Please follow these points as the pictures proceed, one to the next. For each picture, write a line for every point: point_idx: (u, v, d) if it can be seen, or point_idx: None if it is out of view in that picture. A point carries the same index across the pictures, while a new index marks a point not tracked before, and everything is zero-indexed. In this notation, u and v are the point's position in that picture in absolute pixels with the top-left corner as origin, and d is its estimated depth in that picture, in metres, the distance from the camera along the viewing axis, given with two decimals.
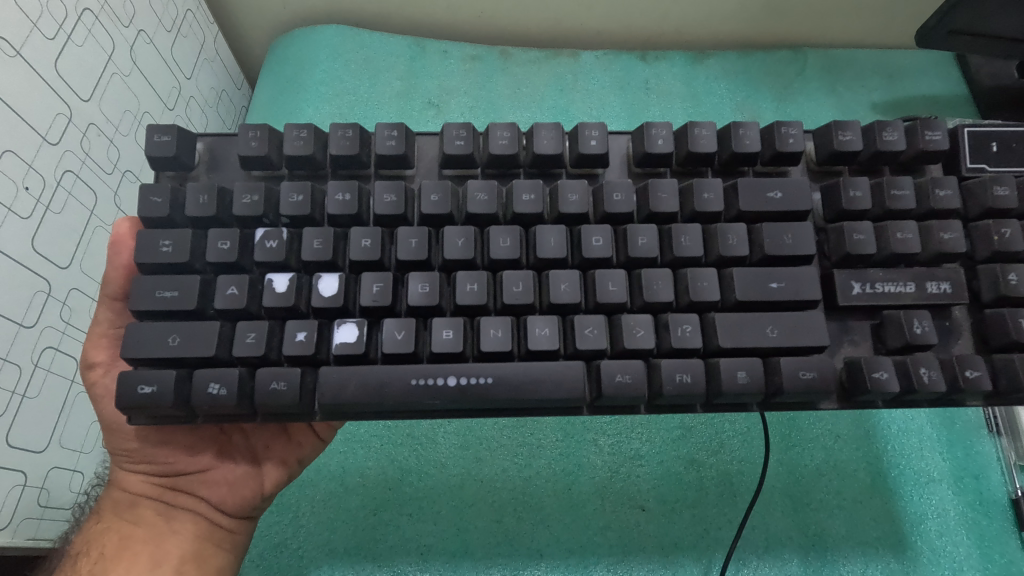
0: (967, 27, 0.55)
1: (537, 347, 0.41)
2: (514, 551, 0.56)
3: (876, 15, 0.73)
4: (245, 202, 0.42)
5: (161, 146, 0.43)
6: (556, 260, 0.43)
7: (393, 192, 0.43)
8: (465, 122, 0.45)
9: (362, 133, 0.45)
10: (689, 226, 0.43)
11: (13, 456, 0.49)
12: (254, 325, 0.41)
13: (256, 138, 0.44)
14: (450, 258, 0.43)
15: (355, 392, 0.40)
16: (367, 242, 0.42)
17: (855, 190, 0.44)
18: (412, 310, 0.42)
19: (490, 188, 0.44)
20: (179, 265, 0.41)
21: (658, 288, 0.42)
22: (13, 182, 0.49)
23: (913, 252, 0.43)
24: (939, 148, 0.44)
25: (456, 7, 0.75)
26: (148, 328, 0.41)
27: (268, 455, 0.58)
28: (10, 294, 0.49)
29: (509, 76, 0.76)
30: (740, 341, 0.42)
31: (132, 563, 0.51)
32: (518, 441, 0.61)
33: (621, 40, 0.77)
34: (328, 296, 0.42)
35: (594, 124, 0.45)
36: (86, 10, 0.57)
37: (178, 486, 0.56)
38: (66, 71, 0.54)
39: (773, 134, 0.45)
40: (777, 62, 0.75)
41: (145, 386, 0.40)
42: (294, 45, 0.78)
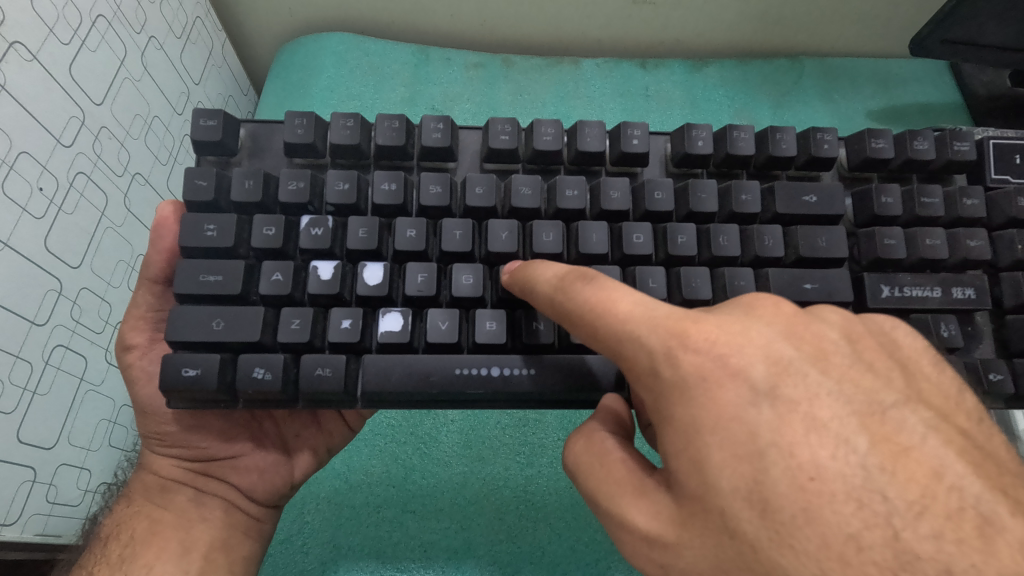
0: (961, 36, 0.56)
1: (580, 341, 0.42)
2: (515, 548, 0.57)
3: (875, 24, 0.74)
4: (291, 189, 0.43)
5: (207, 131, 0.44)
6: (598, 255, 0.44)
7: (439, 183, 0.44)
8: (510, 117, 0.46)
9: (408, 124, 0.46)
10: (727, 226, 0.44)
11: (21, 452, 0.50)
12: (299, 311, 0.41)
13: (302, 125, 0.44)
14: (495, 250, 0.43)
15: (400, 379, 0.42)
16: (412, 233, 0.43)
17: (887, 197, 0.45)
18: (455, 301, 0.43)
19: (534, 183, 0.45)
20: (224, 249, 0.42)
21: (697, 286, 0.43)
22: (27, 183, 0.50)
23: (941, 258, 0.44)
24: (967, 158, 0.46)
25: (458, 16, 0.76)
26: (191, 311, 0.41)
27: (299, 445, 0.58)
28: (22, 294, 0.50)
29: (511, 83, 0.77)
30: None
31: (162, 548, 0.51)
32: (519, 440, 0.62)
33: (621, 49, 0.79)
34: (374, 284, 0.42)
35: (637, 123, 0.46)
36: (100, 16, 0.58)
37: (208, 472, 0.55)
38: (79, 75, 0.56)
39: (808, 140, 0.46)
40: (774, 69, 0.76)
41: (190, 368, 0.40)
42: (300, 53, 0.79)
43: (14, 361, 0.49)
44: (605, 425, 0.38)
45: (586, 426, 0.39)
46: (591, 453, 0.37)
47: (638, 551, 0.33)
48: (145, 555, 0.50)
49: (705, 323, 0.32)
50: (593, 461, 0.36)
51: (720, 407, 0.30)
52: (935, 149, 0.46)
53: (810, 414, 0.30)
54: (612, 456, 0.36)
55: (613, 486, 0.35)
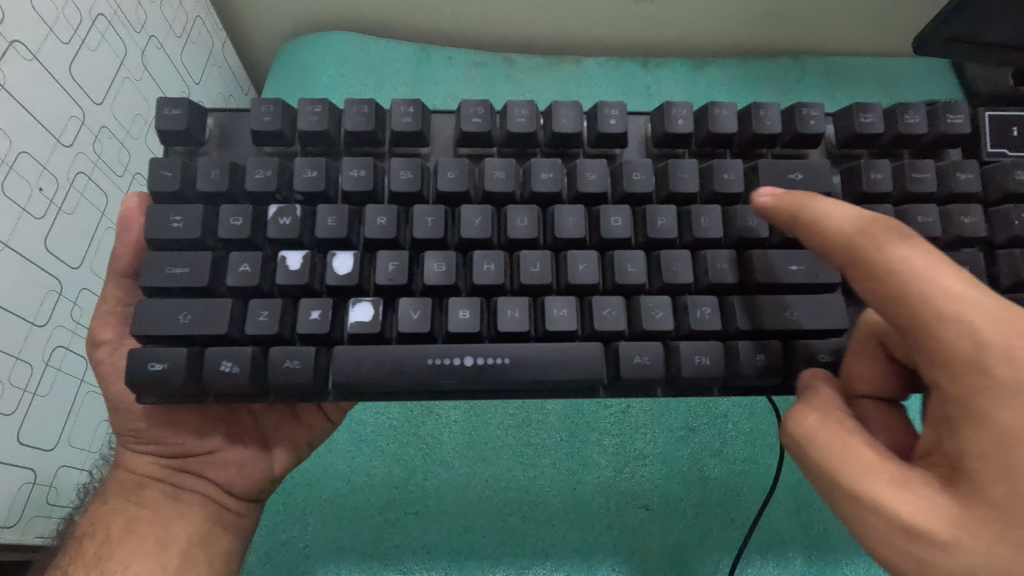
0: (966, 34, 0.56)
1: (555, 328, 0.42)
2: (519, 550, 0.57)
3: (876, 22, 0.73)
4: (257, 177, 0.43)
5: (171, 120, 0.44)
6: (574, 240, 0.44)
7: (409, 168, 0.44)
8: (482, 100, 0.46)
9: (378, 109, 0.45)
10: (709, 208, 0.44)
11: (23, 454, 0.50)
12: (266, 303, 0.42)
13: (268, 113, 0.44)
14: (467, 236, 0.43)
15: (371, 370, 0.41)
16: (382, 220, 0.43)
17: (877, 172, 0.45)
18: (427, 289, 0.43)
19: (507, 167, 0.45)
20: (190, 241, 0.42)
21: (678, 269, 0.43)
22: (27, 183, 0.50)
23: (934, 235, 0.44)
24: (960, 132, 0.45)
25: (460, 15, 0.76)
26: (157, 304, 0.41)
27: (278, 438, 0.59)
28: (23, 295, 0.50)
29: (512, 82, 0.77)
30: (761, 324, 0.43)
31: (139, 545, 0.51)
32: (522, 441, 0.62)
33: (624, 48, 0.79)
34: (343, 274, 0.42)
35: (614, 103, 0.46)
36: (99, 15, 0.58)
37: (185, 468, 0.55)
38: (80, 74, 0.56)
39: (794, 116, 0.46)
40: (776, 68, 0.76)
41: (156, 363, 0.40)
42: (302, 49, 0.79)
43: (14, 362, 0.49)
44: (840, 405, 0.38)
45: (819, 403, 0.39)
46: (830, 431, 0.37)
47: (891, 538, 0.33)
48: (120, 552, 0.50)
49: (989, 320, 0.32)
50: (831, 440, 0.36)
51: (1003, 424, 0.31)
52: (927, 123, 0.46)
53: None
54: (854, 438, 0.36)
55: (861, 469, 0.34)
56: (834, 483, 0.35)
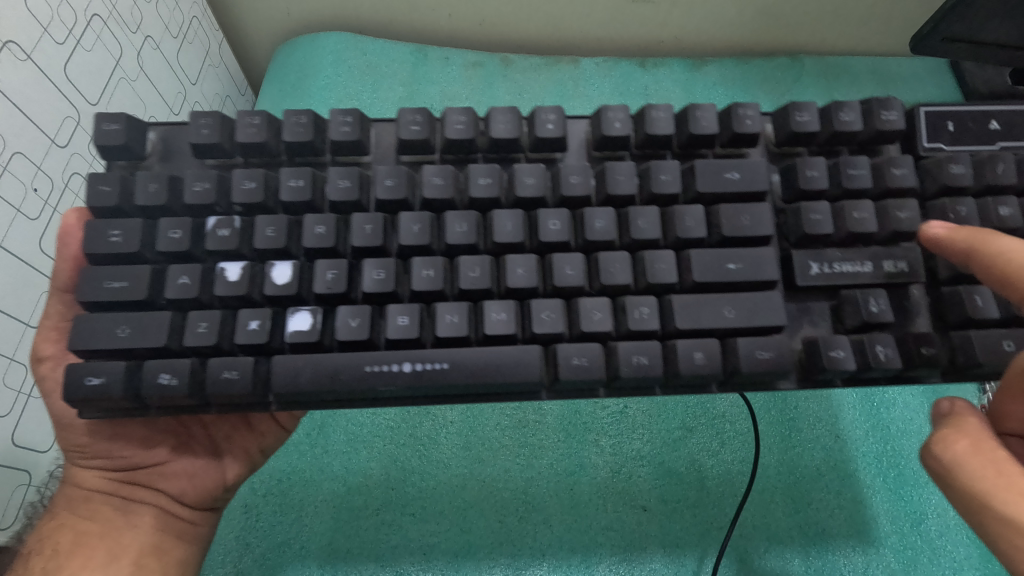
0: (964, 34, 0.55)
1: (493, 332, 0.41)
2: (516, 550, 0.57)
3: (871, 24, 0.73)
4: (196, 190, 0.43)
5: (109, 135, 0.44)
6: (513, 244, 0.43)
7: (348, 177, 0.44)
8: (421, 108, 0.45)
9: (317, 120, 0.45)
10: (647, 209, 0.43)
11: (14, 456, 0.51)
12: (205, 314, 0.41)
13: (207, 125, 0.44)
14: (407, 243, 0.42)
15: (309, 378, 0.41)
16: (321, 229, 0.43)
17: (812, 171, 0.44)
18: (367, 297, 0.42)
19: (445, 173, 0.44)
20: (129, 255, 0.42)
21: (615, 271, 0.43)
22: (22, 184, 0.50)
23: (869, 231, 0.43)
24: (894, 128, 0.44)
25: (457, 15, 0.76)
26: (96, 319, 0.41)
27: (230, 447, 0.59)
28: (20, 296, 0.50)
29: (509, 83, 0.77)
30: (698, 321, 0.42)
31: (88, 557, 0.50)
32: (519, 442, 0.62)
33: (622, 48, 0.78)
34: (282, 284, 0.42)
35: (550, 108, 0.45)
36: (94, 15, 0.58)
37: (136, 480, 0.55)
38: (76, 75, 0.56)
39: (731, 116, 0.45)
40: (774, 68, 0.75)
41: (93, 378, 0.40)
42: (297, 52, 0.79)
43: (7, 363, 0.50)
44: (992, 437, 0.37)
45: (971, 432, 0.38)
46: (983, 459, 0.36)
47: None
48: (69, 565, 0.49)
49: None
50: (983, 467, 0.35)
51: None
52: (862, 121, 0.45)
53: None
54: (1011, 467, 0.35)
55: (1016, 496, 0.33)
56: (985, 507, 0.34)
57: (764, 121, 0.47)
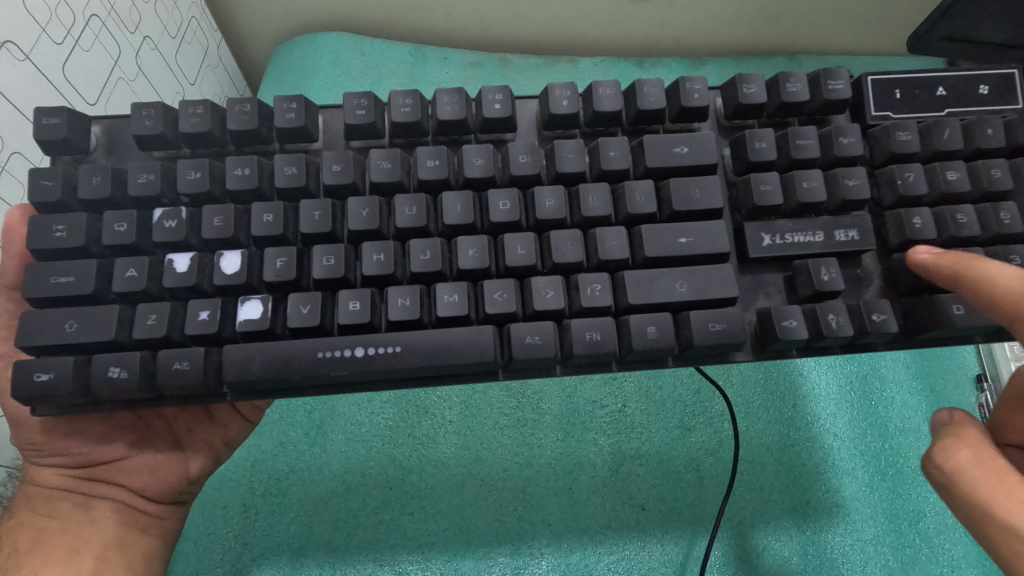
0: (955, 34, 0.55)
1: (445, 314, 0.41)
2: (515, 550, 0.57)
3: (867, 23, 0.73)
4: (140, 182, 0.43)
5: (51, 130, 0.44)
6: (464, 225, 0.43)
7: (293, 164, 0.44)
8: (366, 91, 0.45)
9: (262, 107, 0.45)
10: (595, 186, 0.43)
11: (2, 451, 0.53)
12: (154, 306, 0.41)
13: (149, 117, 0.44)
14: (354, 228, 0.43)
15: (262, 365, 0.41)
16: (269, 217, 0.43)
17: (760, 142, 0.44)
18: (318, 283, 0.42)
19: (392, 156, 0.44)
20: (75, 249, 0.42)
21: (566, 249, 0.42)
22: (19, 182, 0.51)
23: (818, 201, 0.43)
24: (842, 97, 0.44)
25: (455, 15, 0.76)
26: (44, 315, 0.41)
27: (192, 441, 0.59)
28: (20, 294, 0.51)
29: (508, 82, 0.77)
30: (650, 296, 0.42)
31: (48, 553, 0.50)
32: (518, 441, 0.62)
33: (622, 47, 0.78)
34: (230, 273, 0.42)
35: (497, 87, 0.44)
36: (93, 15, 0.58)
37: (95, 476, 0.55)
38: (73, 75, 0.56)
39: (678, 90, 0.44)
40: (771, 67, 0.75)
41: (41, 374, 0.40)
42: (295, 51, 0.79)
43: None
44: (990, 444, 0.38)
45: (970, 440, 0.38)
46: (981, 466, 0.36)
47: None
48: (28, 562, 0.49)
49: None
50: (983, 474, 0.36)
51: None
52: (810, 91, 0.45)
53: None
54: (1010, 475, 0.35)
55: (1015, 502, 0.34)
56: (985, 514, 0.34)
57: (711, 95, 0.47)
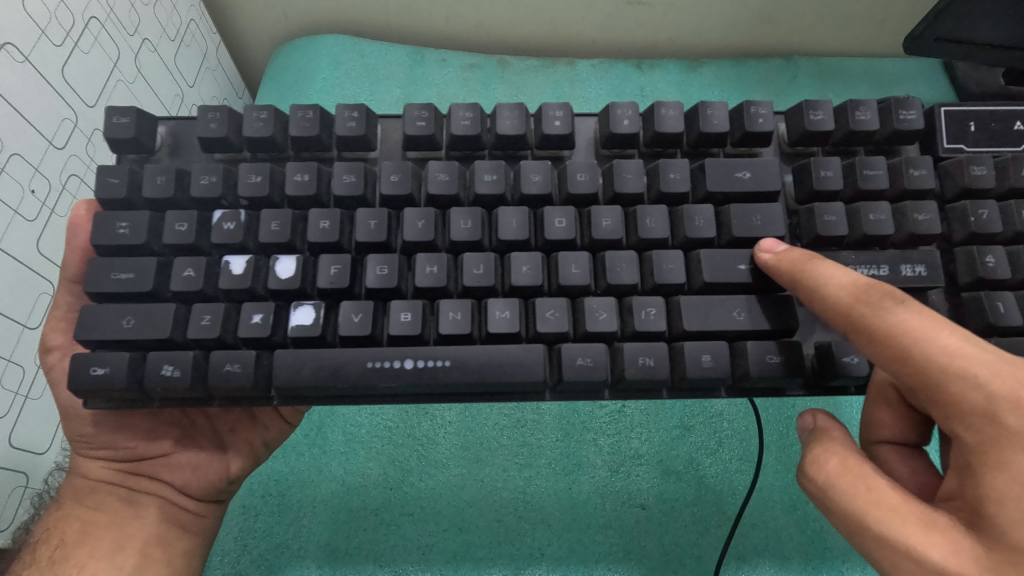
0: (954, 35, 0.56)
1: (497, 330, 0.41)
2: (515, 551, 0.57)
3: (864, 23, 0.73)
4: (203, 183, 0.43)
5: (120, 129, 0.44)
6: (517, 242, 0.43)
7: (352, 171, 0.44)
8: (427, 102, 0.45)
9: (324, 114, 0.45)
10: (655, 208, 0.43)
11: (14, 457, 0.51)
12: (209, 307, 0.41)
13: (215, 120, 0.44)
14: (410, 239, 0.43)
15: (311, 373, 0.41)
16: (325, 224, 0.43)
17: (826, 170, 0.44)
18: (370, 293, 0.42)
19: (450, 169, 0.44)
20: (137, 247, 0.42)
21: (621, 271, 0.43)
22: (20, 186, 0.51)
23: (885, 233, 0.43)
24: (912, 127, 0.44)
25: (455, 18, 0.76)
26: (103, 310, 0.41)
27: (234, 441, 0.59)
28: (14, 296, 0.51)
29: (507, 84, 0.77)
30: (706, 323, 0.42)
31: (95, 546, 0.51)
32: (518, 442, 0.62)
33: (620, 49, 0.79)
34: (285, 278, 0.42)
35: (558, 104, 0.45)
36: (92, 19, 0.58)
37: (141, 471, 0.55)
38: (72, 78, 0.56)
39: (742, 114, 0.45)
40: (769, 69, 0.76)
41: (97, 368, 0.40)
42: (294, 54, 0.79)
43: (3, 365, 0.50)
44: (854, 447, 0.38)
45: (836, 446, 0.38)
46: (853, 476, 0.36)
47: None
48: (76, 555, 0.50)
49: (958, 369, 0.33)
50: (854, 484, 0.36)
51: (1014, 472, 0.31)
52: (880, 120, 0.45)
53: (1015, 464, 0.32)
54: (879, 482, 0.35)
55: (888, 511, 0.34)
56: (866, 527, 0.35)
57: (777, 120, 0.47)
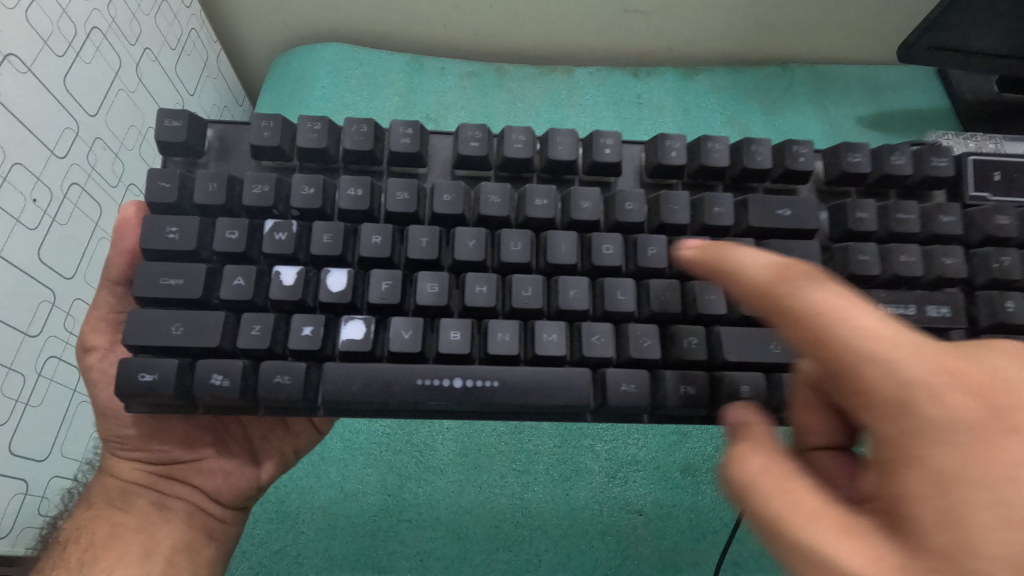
0: (948, 43, 0.56)
1: (544, 352, 0.42)
2: (513, 557, 0.57)
3: (857, 36, 0.75)
4: (255, 192, 0.43)
5: (172, 132, 0.44)
6: (566, 265, 0.44)
7: (406, 189, 0.44)
8: (481, 124, 0.46)
9: (377, 128, 0.45)
10: (698, 239, 0.44)
11: (13, 464, 0.50)
12: (259, 317, 0.41)
13: (268, 128, 0.44)
14: (461, 258, 0.43)
15: (360, 388, 0.41)
16: (378, 239, 0.43)
17: (861, 212, 0.45)
18: (420, 309, 0.43)
19: (502, 192, 0.44)
20: (186, 253, 0.42)
21: (669, 299, 0.43)
22: (21, 195, 0.51)
23: (915, 275, 0.44)
24: (944, 174, 0.46)
25: (453, 24, 0.77)
26: (150, 315, 0.41)
27: (266, 449, 0.58)
28: (15, 304, 0.50)
29: (505, 92, 0.78)
30: (746, 355, 0.43)
31: (122, 552, 0.49)
32: (516, 448, 0.62)
33: (616, 57, 0.80)
34: (336, 291, 0.42)
35: (609, 132, 0.46)
36: (94, 28, 0.58)
37: (172, 475, 0.54)
38: (74, 86, 0.56)
39: (784, 152, 0.46)
40: (765, 77, 0.77)
41: (146, 373, 0.40)
42: (293, 62, 0.79)
43: (6, 372, 0.50)
44: (777, 446, 0.32)
45: (763, 442, 0.32)
46: (774, 476, 0.30)
47: None
48: (105, 558, 0.49)
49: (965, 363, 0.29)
50: (776, 485, 0.30)
51: (995, 462, 0.26)
52: (913, 165, 0.46)
53: None
54: (796, 484, 0.29)
55: (811, 519, 0.28)
56: (783, 533, 0.28)
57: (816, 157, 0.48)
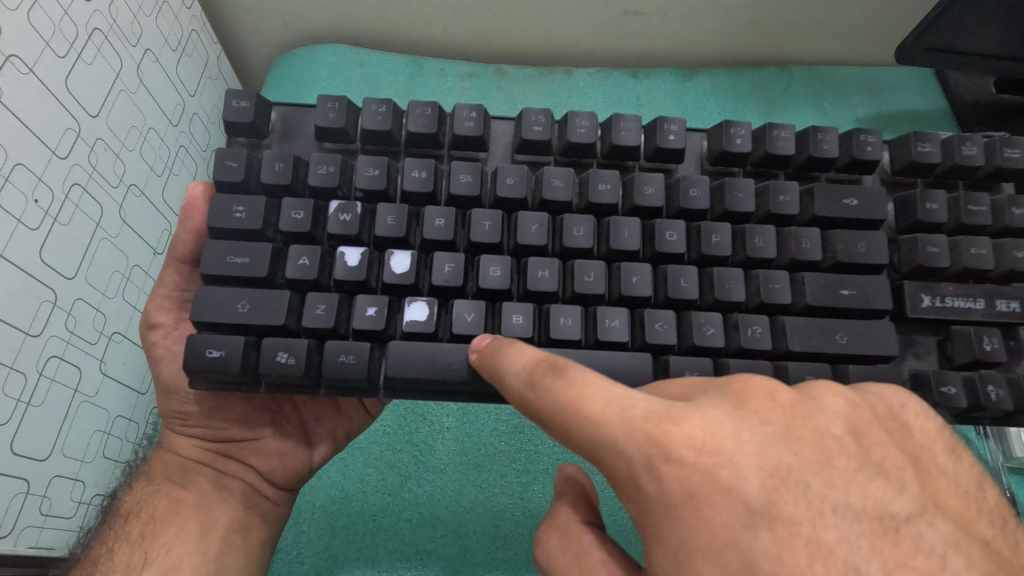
0: (943, 43, 0.57)
1: (607, 338, 0.43)
2: (514, 555, 0.58)
3: (850, 36, 0.76)
4: (320, 173, 0.43)
5: (240, 113, 0.45)
6: (629, 252, 0.44)
7: (470, 172, 0.44)
8: (545, 109, 0.46)
9: (441, 112, 0.46)
10: (764, 228, 0.45)
11: (15, 464, 0.50)
12: (324, 297, 0.42)
13: (334, 110, 0.45)
14: (524, 242, 0.44)
15: (421, 370, 0.42)
16: (441, 222, 0.43)
17: (932, 203, 0.46)
18: (481, 293, 0.43)
19: (566, 176, 0.45)
20: (253, 232, 0.42)
21: (731, 287, 0.44)
22: (23, 196, 0.50)
23: (985, 268, 0.45)
24: (1016, 166, 0.46)
25: (452, 27, 0.77)
26: (217, 292, 0.42)
27: (319, 433, 0.59)
28: (16, 304, 0.50)
29: (504, 93, 0.78)
30: (809, 345, 0.43)
31: (181, 528, 0.51)
32: (515, 447, 0.62)
33: (615, 58, 0.80)
34: (400, 273, 0.43)
35: (674, 118, 0.46)
36: (96, 29, 0.58)
37: (229, 453, 0.56)
38: (77, 88, 0.56)
39: (851, 140, 0.47)
40: (764, 78, 0.78)
41: (213, 350, 0.41)
42: (295, 62, 0.79)
43: (6, 371, 0.49)
44: (577, 516, 0.37)
45: (557, 519, 0.38)
46: (569, 554, 0.36)
47: None
48: (165, 534, 0.51)
49: (688, 422, 0.31)
50: (569, 565, 0.35)
51: (712, 532, 0.29)
52: (984, 156, 0.46)
53: (813, 541, 0.29)
54: (590, 558, 0.35)
55: None
56: None
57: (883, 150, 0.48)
